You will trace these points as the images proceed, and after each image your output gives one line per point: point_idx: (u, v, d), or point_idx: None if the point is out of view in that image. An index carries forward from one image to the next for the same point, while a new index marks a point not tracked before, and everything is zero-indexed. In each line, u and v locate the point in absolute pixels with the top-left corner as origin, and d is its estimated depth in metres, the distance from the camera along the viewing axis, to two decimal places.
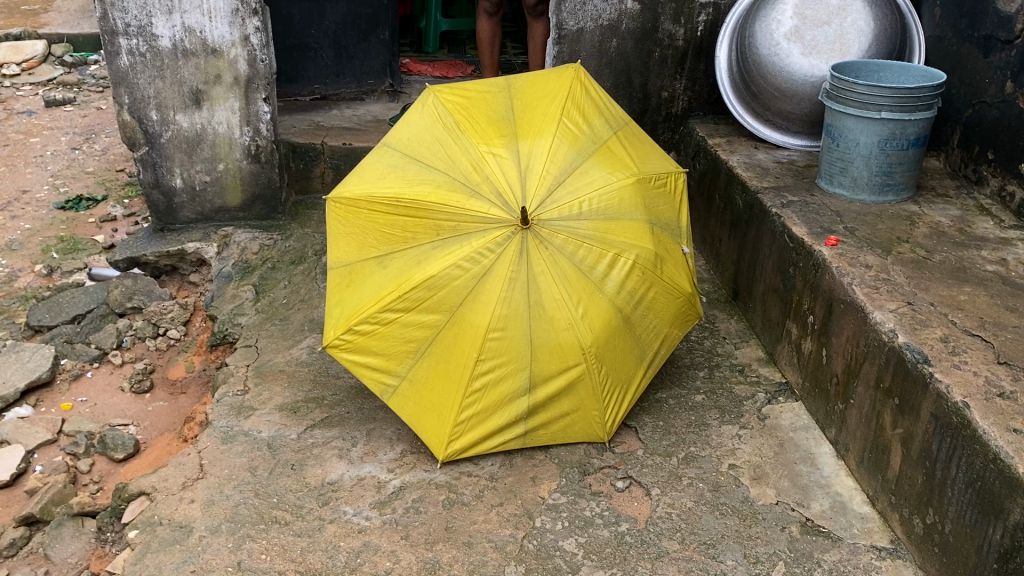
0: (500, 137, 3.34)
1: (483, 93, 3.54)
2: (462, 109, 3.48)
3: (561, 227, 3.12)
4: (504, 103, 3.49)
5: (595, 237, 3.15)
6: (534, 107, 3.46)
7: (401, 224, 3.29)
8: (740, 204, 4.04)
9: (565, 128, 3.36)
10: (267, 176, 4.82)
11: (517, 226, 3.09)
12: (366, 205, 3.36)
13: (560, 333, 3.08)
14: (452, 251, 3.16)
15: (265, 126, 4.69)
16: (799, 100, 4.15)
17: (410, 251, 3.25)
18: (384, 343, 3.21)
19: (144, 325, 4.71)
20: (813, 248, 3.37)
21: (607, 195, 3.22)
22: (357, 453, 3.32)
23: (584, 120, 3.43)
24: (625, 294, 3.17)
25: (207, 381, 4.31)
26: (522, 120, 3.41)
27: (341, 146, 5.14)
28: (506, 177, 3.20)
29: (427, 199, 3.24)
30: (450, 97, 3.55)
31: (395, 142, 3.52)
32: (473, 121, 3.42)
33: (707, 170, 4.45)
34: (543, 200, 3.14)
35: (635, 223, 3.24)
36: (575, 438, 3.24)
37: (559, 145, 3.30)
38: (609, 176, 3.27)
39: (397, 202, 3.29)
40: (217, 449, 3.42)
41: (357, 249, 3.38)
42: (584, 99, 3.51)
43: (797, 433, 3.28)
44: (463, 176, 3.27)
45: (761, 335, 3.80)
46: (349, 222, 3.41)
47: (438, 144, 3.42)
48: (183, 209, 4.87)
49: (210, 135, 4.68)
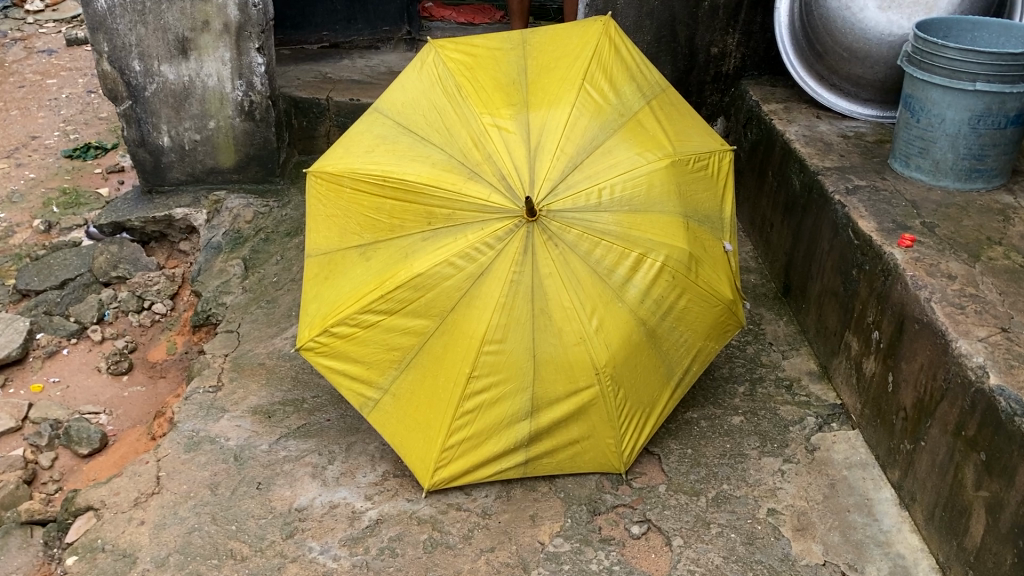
0: (507, 106, 2.79)
1: (492, 52, 2.98)
2: (466, 71, 2.93)
3: (575, 221, 2.57)
4: (514, 63, 2.91)
5: (617, 233, 2.59)
6: (552, 70, 2.88)
7: (388, 209, 2.78)
8: (796, 185, 3.44)
9: (586, 96, 2.78)
10: (263, 135, 4.32)
11: (520, 217, 2.55)
12: (349, 183, 2.87)
13: (568, 349, 2.56)
14: (445, 244, 2.65)
15: (259, 80, 4.17)
16: (872, 63, 3.52)
17: (396, 242, 2.75)
18: (364, 350, 2.75)
19: (128, 297, 4.30)
20: (883, 249, 2.78)
21: (634, 180, 2.64)
22: (333, 472, 2.87)
23: (610, 85, 2.84)
24: (650, 303, 2.61)
25: (187, 366, 3.89)
26: (535, 85, 2.84)
27: (348, 100, 4.61)
28: (512, 157, 2.66)
29: (417, 180, 2.73)
30: (453, 56, 3.00)
31: (388, 108, 3.00)
32: (478, 85, 2.87)
33: (760, 141, 3.84)
34: (554, 187, 2.59)
35: (667, 215, 2.65)
36: (587, 468, 2.74)
37: (577, 119, 2.73)
38: (637, 155, 2.69)
39: (384, 183, 2.79)
40: (179, 458, 3.01)
41: (337, 235, 2.90)
42: (612, 60, 2.90)
43: (852, 472, 2.74)
44: (462, 153, 2.74)
45: (814, 343, 3.24)
46: (332, 204, 2.93)
47: (435, 113, 2.88)
48: (171, 170, 4.41)
49: (199, 89, 4.18)
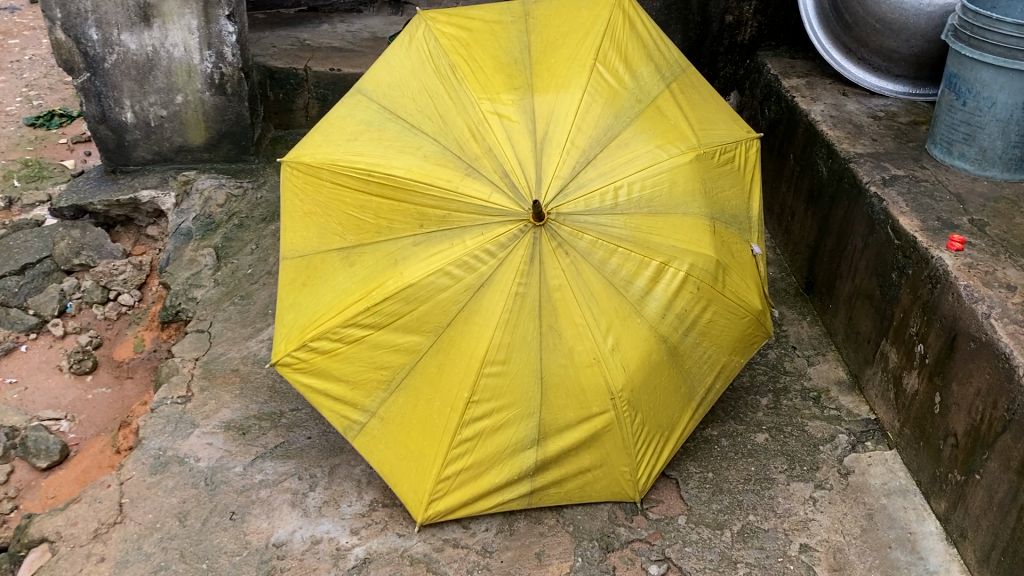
0: (509, 90, 2.45)
1: (490, 27, 2.63)
2: (462, 48, 2.58)
3: (588, 225, 2.26)
4: (515, 39, 2.57)
5: (635, 239, 2.28)
6: (558, 49, 2.54)
7: (374, 207, 2.46)
8: (823, 171, 3.13)
9: (598, 78, 2.45)
10: (235, 111, 3.96)
11: (525, 221, 2.24)
12: (330, 176, 2.54)
13: (581, 370, 2.27)
14: (439, 250, 2.34)
15: (230, 50, 3.80)
16: (908, 37, 3.19)
17: (383, 246, 2.43)
18: (349, 367, 2.44)
19: (92, 288, 3.95)
20: (930, 252, 2.48)
21: (654, 177, 2.33)
22: (315, 501, 2.58)
23: (625, 66, 2.50)
24: (672, 318, 2.31)
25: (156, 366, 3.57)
26: (540, 65, 2.50)
27: (328, 70, 4.26)
28: (516, 150, 2.34)
29: (407, 176, 2.41)
30: (445, 30, 2.65)
31: (373, 90, 2.65)
32: (475, 65, 2.53)
33: (780, 119, 3.51)
34: (564, 186, 2.28)
35: (692, 217, 2.34)
36: (599, 497, 2.45)
37: (589, 106, 2.40)
38: (657, 149, 2.37)
39: (369, 177, 2.46)
40: (143, 482, 2.70)
41: (316, 235, 2.57)
42: (626, 37, 2.56)
43: (891, 500, 2.48)
44: (458, 144, 2.41)
45: (842, 348, 2.96)
46: (310, 199, 2.60)
47: (426, 96, 2.55)
48: (136, 149, 4.03)
49: (164, 60, 3.81)
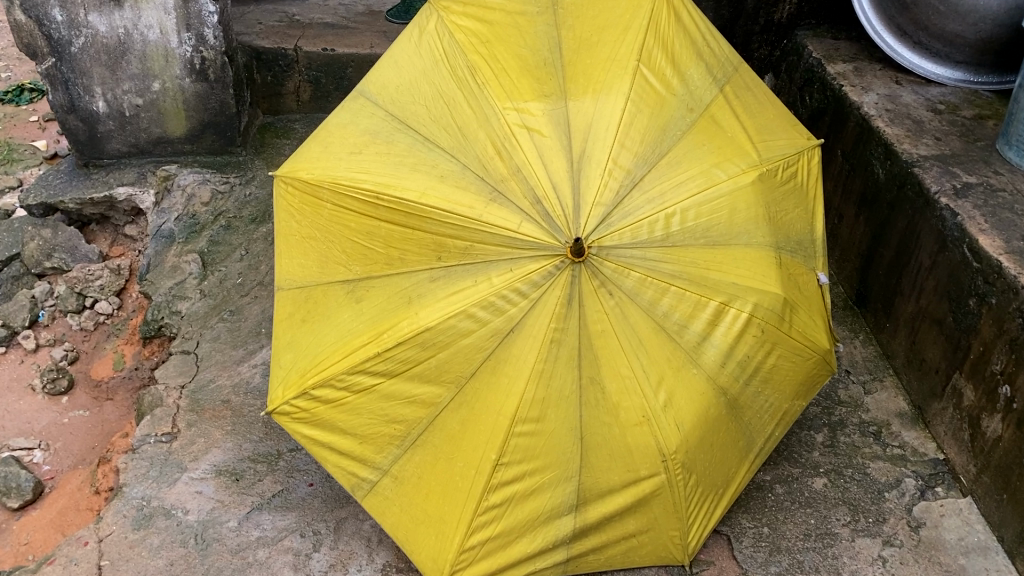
0: (539, 97, 2.11)
1: (513, 20, 2.28)
2: (482, 47, 2.23)
3: (637, 261, 1.93)
4: (543, 36, 2.22)
5: (690, 276, 1.96)
6: (594, 47, 2.19)
7: (383, 234, 2.13)
8: (879, 173, 2.81)
9: (642, 84, 2.11)
10: (219, 99, 3.58)
11: (562, 256, 1.90)
12: (331, 196, 2.21)
13: (628, 429, 1.96)
14: (461, 288, 2.01)
15: (211, 32, 3.41)
16: (976, 20, 2.88)
17: (394, 279, 2.10)
18: (357, 420, 2.13)
19: (66, 295, 3.60)
20: (1019, 280, 2.17)
21: (711, 202, 2.00)
22: (320, 564, 2.28)
23: (672, 67, 2.16)
24: (732, 366, 2.00)
25: (140, 389, 3.25)
26: (574, 67, 2.15)
27: (320, 50, 3.88)
28: (550, 171, 2.00)
29: (421, 200, 2.07)
30: (462, 24, 2.30)
31: (380, 95, 2.31)
32: (498, 67, 2.18)
33: (825, 109, 3.17)
34: (606, 215, 1.94)
35: (753, 248, 2.02)
36: (643, 561, 2.16)
37: (633, 117, 2.06)
38: (712, 167, 2.04)
39: (377, 200, 2.13)
40: (125, 539, 2.39)
41: (316, 263, 2.24)
42: (672, 33, 2.21)
43: (970, 560, 2.20)
44: (481, 162, 2.07)
45: (903, 374, 2.66)
46: (309, 222, 2.27)
47: (442, 104, 2.20)
48: (111, 140, 3.66)
49: (137, 44, 3.42)
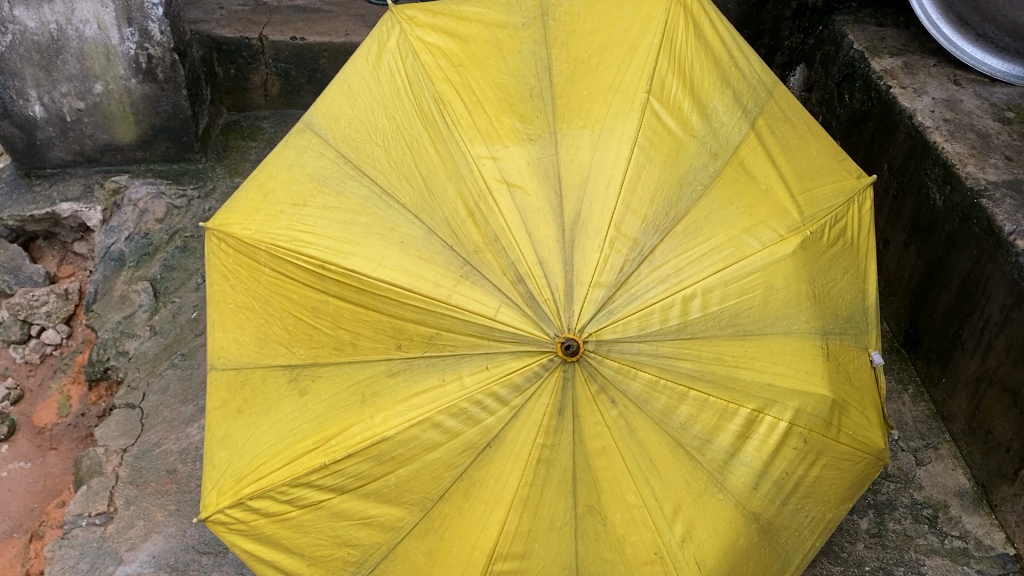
0: (523, 142, 1.68)
1: (493, 37, 1.84)
2: (453, 72, 1.80)
3: (646, 358, 1.52)
4: (529, 61, 1.79)
5: (714, 376, 1.54)
6: (593, 75, 1.76)
7: (331, 312, 1.72)
8: (936, 199, 2.36)
9: (653, 122, 1.67)
10: (171, 101, 3.14)
11: (551, 352, 1.50)
12: (269, 261, 1.80)
13: (636, 568, 1.59)
14: (425, 386, 1.60)
15: (156, 26, 2.94)
16: None
17: (344, 369, 1.70)
18: (304, 540, 1.74)
19: (9, 322, 3.18)
20: None
21: (741, 279, 1.57)
22: None
23: (691, 98, 1.72)
24: (767, 487, 1.61)
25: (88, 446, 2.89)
26: (568, 101, 1.72)
27: (289, 39, 3.39)
28: (535, 241, 1.59)
29: (375, 273, 1.66)
30: (429, 40, 1.86)
31: (330, 130, 1.88)
32: (473, 98, 1.75)
33: (868, 114, 2.72)
34: (607, 300, 1.53)
35: (794, 334, 1.60)
36: None
37: (642, 169, 1.63)
38: (743, 231, 1.61)
39: (323, 269, 1.71)
40: None
41: (254, 341, 1.84)
42: (690, 55, 1.78)
43: None
44: (449, 224, 1.65)
45: (962, 442, 2.26)
46: (245, 289, 1.86)
47: (403, 145, 1.78)
48: (52, 148, 3.22)
49: (73, 41, 2.94)
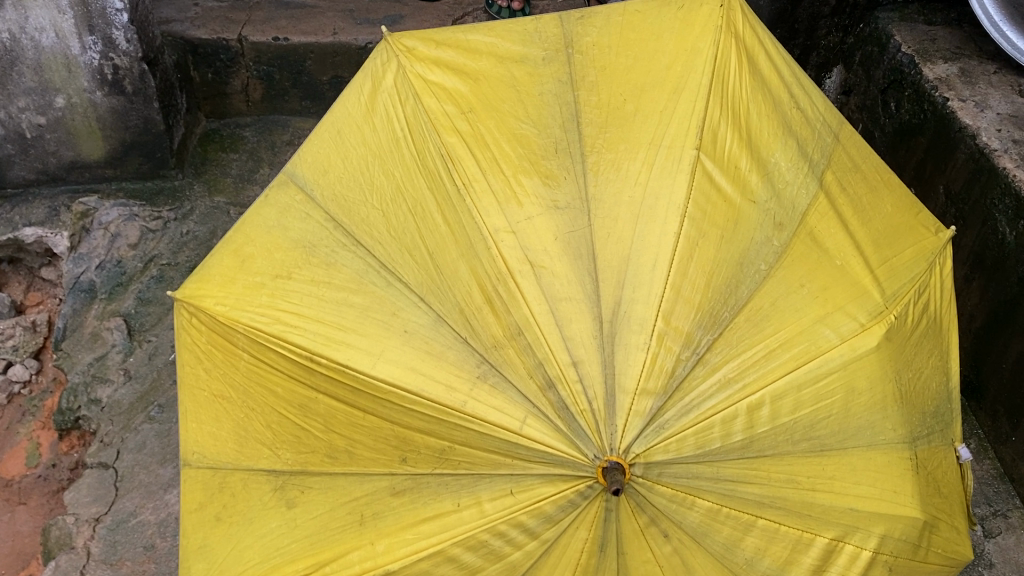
0: (549, 209, 1.40)
1: (508, 74, 1.56)
2: (463, 119, 1.51)
3: (705, 484, 1.26)
4: (553, 107, 1.51)
5: (786, 501, 1.29)
6: (630, 123, 1.47)
7: (322, 412, 1.44)
8: (1005, 233, 2.10)
9: (707, 184, 1.39)
10: (142, 115, 2.83)
11: (591, 478, 1.23)
12: (248, 345, 1.52)
13: None
14: (436, 511, 1.34)
15: (122, 35, 2.63)
16: None
17: (339, 482, 1.43)
18: None
19: None
20: None
21: (819, 383, 1.30)
22: None
23: (749, 153, 1.43)
24: None
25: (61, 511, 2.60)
26: (601, 158, 1.44)
27: (270, 40, 3.05)
28: (568, 336, 1.31)
29: (372, 370, 1.37)
30: (433, 79, 1.57)
31: (318, 185, 1.60)
32: (487, 154, 1.47)
33: (919, 127, 2.43)
34: (659, 414, 1.25)
35: (879, 445, 1.33)
36: None
37: (695, 245, 1.35)
38: (817, 321, 1.34)
39: (311, 361, 1.43)
40: None
41: (233, 438, 1.57)
42: (745, 96, 1.49)
43: None
44: (463, 311, 1.38)
45: None
46: (221, 375, 1.59)
47: (404, 209, 1.49)
48: (12, 167, 2.90)
49: (28, 51, 2.60)
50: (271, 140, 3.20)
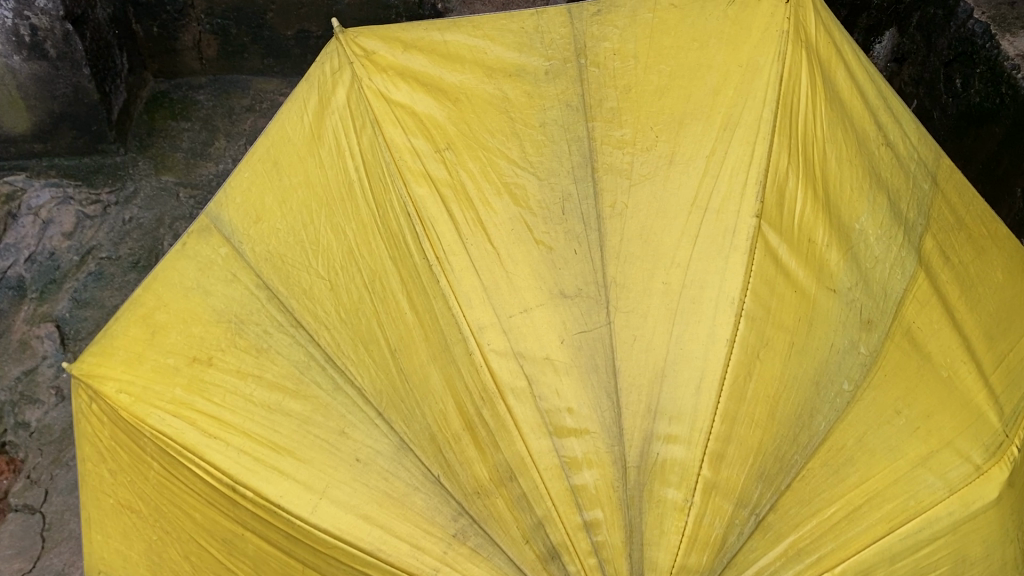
0: (553, 299, 1.03)
1: (498, 94, 1.16)
2: (437, 161, 1.12)
3: None
4: (558, 145, 1.12)
5: None
6: (664, 172, 1.08)
7: (251, 554, 1.10)
8: None
9: (771, 267, 1.01)
10: (71, 85, 1.91)
11: None
12: (161, 456, 1.16)
13: None
14: None
15: None
16: None
17: None
18: None
19: None
20: None
21: (918, 553, 0.96)
22: None
23: (827, 220, 1.05)
24: None
25: None
26: (625, 223, 1.06)
27: None
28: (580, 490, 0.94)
29: (311, 515, 1.01)
30: (397, 99, 1.17)
31: (248, 238, 1.21)
32: (469, 214, 1.09)
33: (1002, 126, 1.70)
34: None
35: None
36: None
37: (754, 358, 0.98)
38: (919, 465, 0.98)
39: (235, 494, 1.07)
40: None
41: (145, 565, 1.22)
42: (821, 134, 1.09)
43: None
44: (434, 438, 1.00)
45: None
46: (129, 482, 1.23)
47: (359, 283, 1.11)
48: None
49: None
50: (227, 106, 2.22)
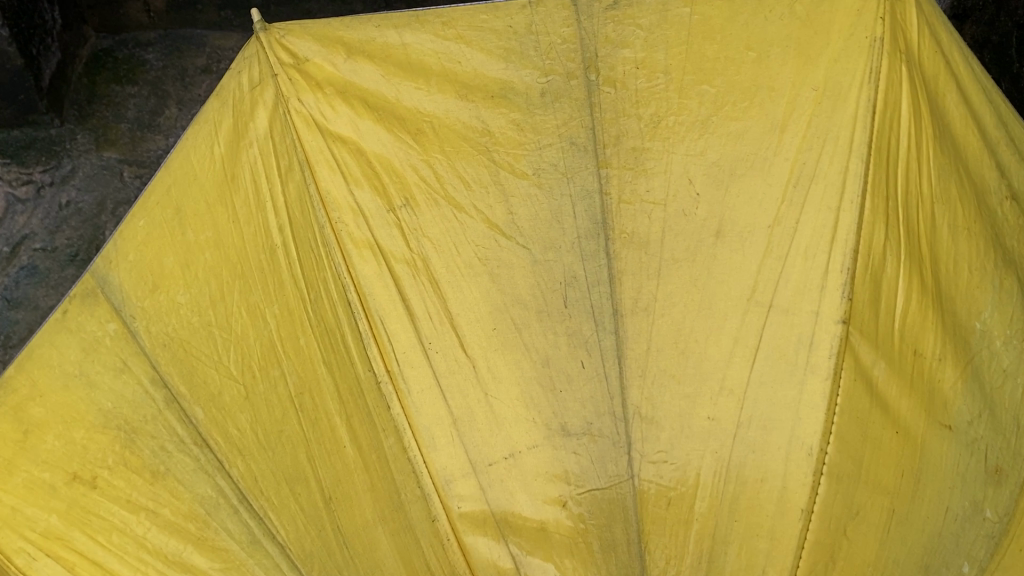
0: (549, 437, 0.76)
1: (475, 125, 0.83)
2: (390, 225, 0.81)
3: None
4: (558, 201, 0.81)
5: None
6: (709, 248, 0.77)
7: None
8: None
9: (863, 401, 0.73)
10: None
11: None
12: None
13: None
14: None
15: None
16: None
17: None
18: None
19: None
20: None
21: None
22: None
23: (939, 323, 0.75)
24: None
25: None
26: (654, 324, 0.76)
27: None
28: None
29: None
30: (336, 132, 0.83)
31: (141, 310, 0.80)
32: (434, 304, 0.79)
33: None
34: None
35: None
36: None
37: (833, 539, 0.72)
38: None
39: None
40: None
41: None
42: (929, 191, 0.78)
43: None
44: None
45: None
46: None
47: (284, 396, 0.78)
48: None
49: None
50: (182, 67, 1.31)
